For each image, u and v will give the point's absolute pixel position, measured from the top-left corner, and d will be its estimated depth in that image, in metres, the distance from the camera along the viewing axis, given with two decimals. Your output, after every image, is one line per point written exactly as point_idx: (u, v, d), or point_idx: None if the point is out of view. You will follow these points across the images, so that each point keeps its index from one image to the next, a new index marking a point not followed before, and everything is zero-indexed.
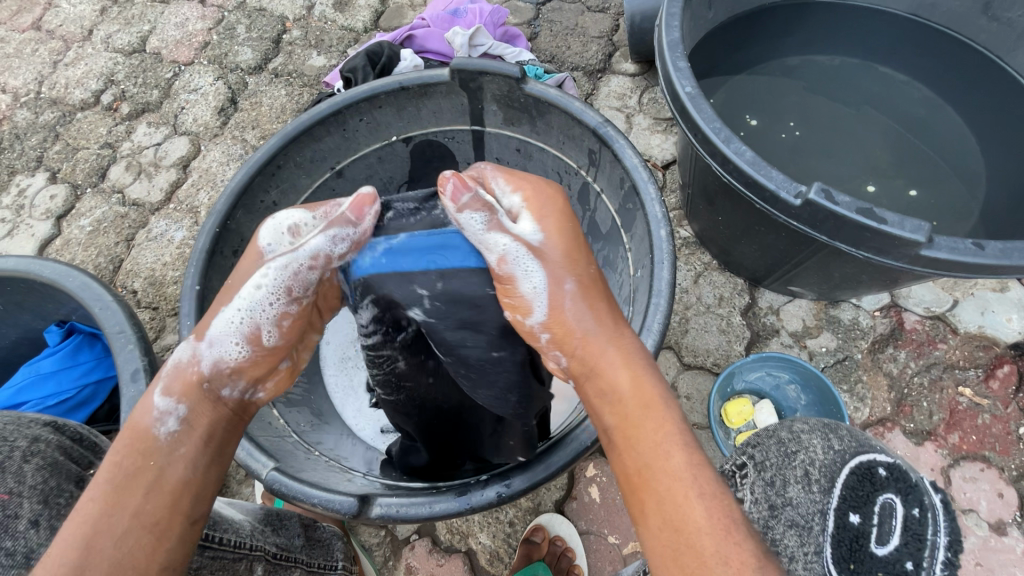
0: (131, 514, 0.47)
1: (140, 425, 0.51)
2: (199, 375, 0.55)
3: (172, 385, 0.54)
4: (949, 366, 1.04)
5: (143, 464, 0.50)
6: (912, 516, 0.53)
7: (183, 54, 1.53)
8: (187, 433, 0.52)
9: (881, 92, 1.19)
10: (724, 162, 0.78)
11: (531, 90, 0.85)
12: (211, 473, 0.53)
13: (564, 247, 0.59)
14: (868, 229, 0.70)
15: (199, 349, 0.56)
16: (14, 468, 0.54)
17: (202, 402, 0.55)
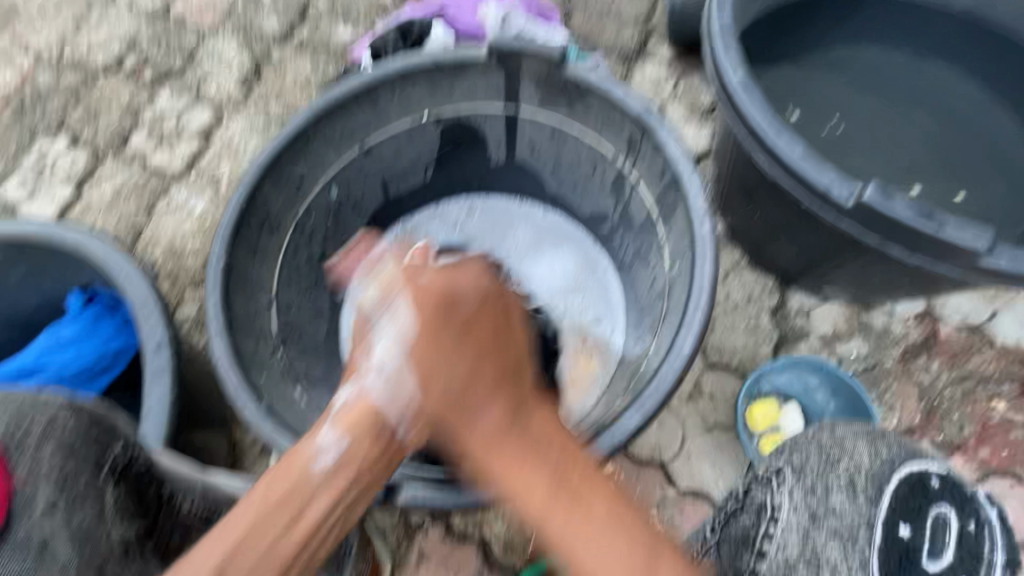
0: (268, 547, 0.53)
1: (304, 457, 0.57)
2: (367, 410, 0.60)
3: (342, 419, 0.60)
4: (983, 379, 1.01)
5: (295, 493, 0.55)
6: (967, 530, 0.54)
7: (207, 20, 1.50)
8: (338, 473, 0.57)
9: (933, 89, 1.13)
10: (771, 156, 0.74)
11: (574, 72, 0.84)
12: (341, 512, 0.57)
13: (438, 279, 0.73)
14: (924, 235, 0.67)
15: (366, 386, 0.62)
16: (31, 451, 0.59)
17: (372, 439, 0.59)
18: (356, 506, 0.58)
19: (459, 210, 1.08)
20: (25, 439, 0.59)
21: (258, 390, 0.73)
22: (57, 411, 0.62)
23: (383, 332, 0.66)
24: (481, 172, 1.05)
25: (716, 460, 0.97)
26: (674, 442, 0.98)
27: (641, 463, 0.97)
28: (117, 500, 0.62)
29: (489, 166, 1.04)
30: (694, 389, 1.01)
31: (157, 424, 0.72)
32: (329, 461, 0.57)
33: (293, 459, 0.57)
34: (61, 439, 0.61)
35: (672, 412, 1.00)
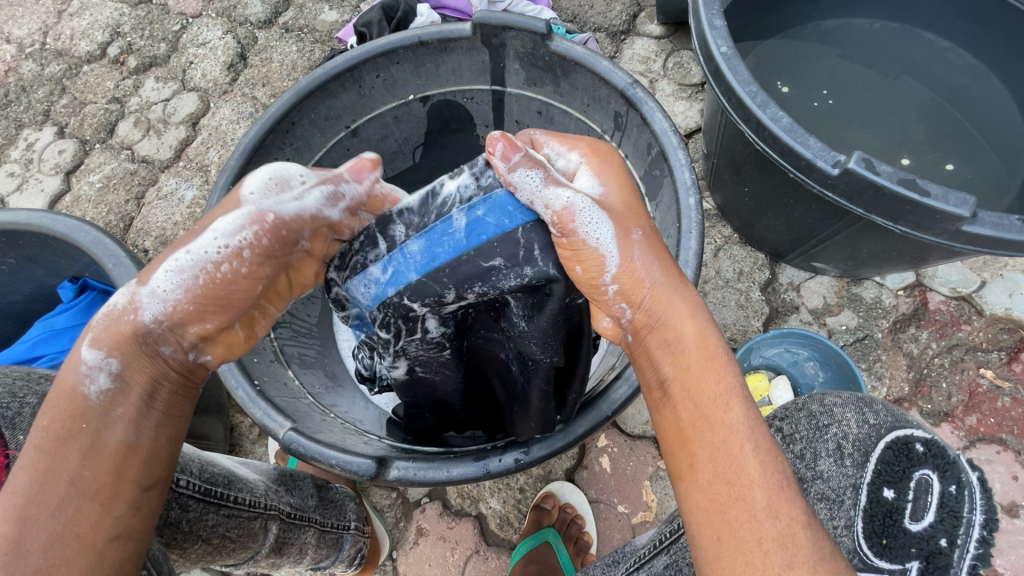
0: (70, 483, 0.47)
1: (70, 387, 0.50)
2: (138, 329, 0.51)
3: (103, 336, 0.51)
4: (971, 348, 1.02)
5: (75, 428, 0.49)
6: (948, 493, 0.51)
7: (191, 6, 1.48)
8: (121, 396, 0.50)
9: (921, 60, 1.13)
10: (758, 128, 0.74)
11: (557, 48, 0.82)
12: (148, 435, 0.51)
13: (626, 201, 0.57)
14: (908, 201, 0.67)
15: (138, 299, 0.52)
16: (24, 424, 0.54)
17: (149, 357, 0.52)
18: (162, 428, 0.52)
19: None
20: (14, 414, 0.54)
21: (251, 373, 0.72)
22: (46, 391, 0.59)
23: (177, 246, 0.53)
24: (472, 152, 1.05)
25: None
26: None
27: (634, 438, 0.98)
28: None
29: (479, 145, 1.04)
30: None
31: None
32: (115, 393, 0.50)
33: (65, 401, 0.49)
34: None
35: None
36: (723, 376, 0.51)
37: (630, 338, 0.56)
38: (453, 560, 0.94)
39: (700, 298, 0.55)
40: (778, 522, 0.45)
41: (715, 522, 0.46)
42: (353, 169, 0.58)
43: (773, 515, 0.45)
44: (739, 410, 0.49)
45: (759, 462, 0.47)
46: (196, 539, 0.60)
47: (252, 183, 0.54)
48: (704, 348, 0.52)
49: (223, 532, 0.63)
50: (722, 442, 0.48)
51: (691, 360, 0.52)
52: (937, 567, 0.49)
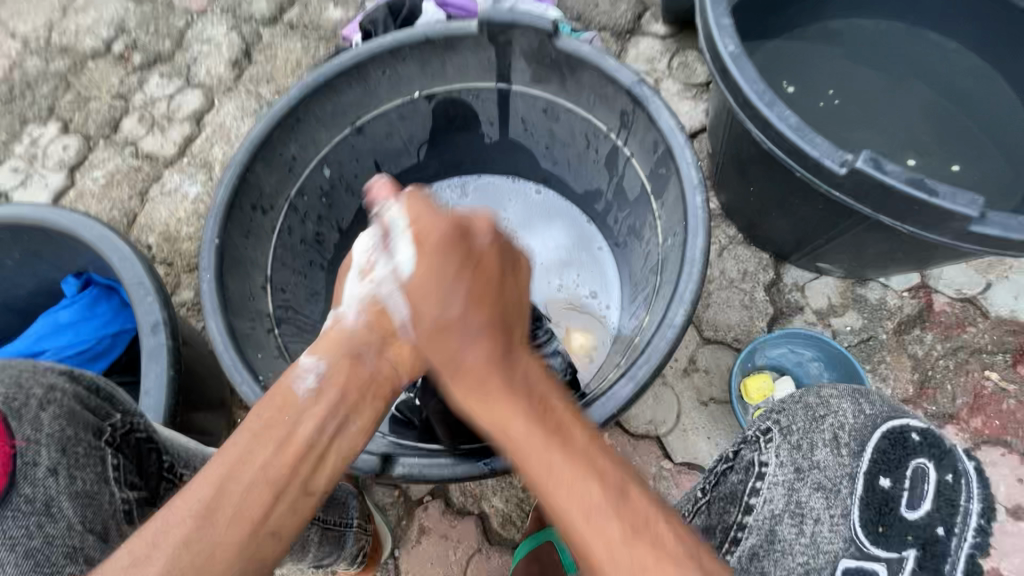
0: (259, 468, 0.51)
1: (286, 382, 0.57)
2: (347, 333, 0.63)
3: (319, 347, 0.62)
4: (976, 350, 1.01)
5: (279, 419, 0.55)
6: (946, 482, 0.51)
7: (195, 3, 1.48)
8: (321, 393, 0.57)
9: (929, 61, 1.12)
10: (765, 127, 0.74)
11: (564, 46, 0.82)
12: (331, 435, 0.56)
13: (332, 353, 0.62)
14: (916, 202, 0.67)
15: (341, 313, 0.66)
16: (31, 414, 0.47)
17: (351, 359, 0.61)
18: (348, 433, 0.58)
19: (452, 190, 1.10)
20: (22, 403, 0.48)
21: (255, 370, 0.73)
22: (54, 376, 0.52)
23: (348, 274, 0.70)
24: (477, 150, 1.05)
25: (711, 434, 0.98)
26: (669, 417, 0.99)
27: (637, 437, 0.98)
28: (118, 467, 0.53)
29: (484, 143, 1.04)
30: (689, 364, 1.02)
31: (157, 400, 0.74)
32: (405, 261, 0.65)
33: (416, 213, 0.67)
34: (61, 404, 0.50)
35: (668, 387, 1.01)
36: (512, 407, 0.52)
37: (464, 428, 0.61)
38: (454, 559, 0.94)
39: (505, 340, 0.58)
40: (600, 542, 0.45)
41: None
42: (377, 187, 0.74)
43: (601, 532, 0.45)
44: (527, 423, 0.51)
45: None
46: None
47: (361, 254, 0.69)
48: (493, 366, 0.56)
49: None
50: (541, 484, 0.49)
51: (535, 382, 0.55)
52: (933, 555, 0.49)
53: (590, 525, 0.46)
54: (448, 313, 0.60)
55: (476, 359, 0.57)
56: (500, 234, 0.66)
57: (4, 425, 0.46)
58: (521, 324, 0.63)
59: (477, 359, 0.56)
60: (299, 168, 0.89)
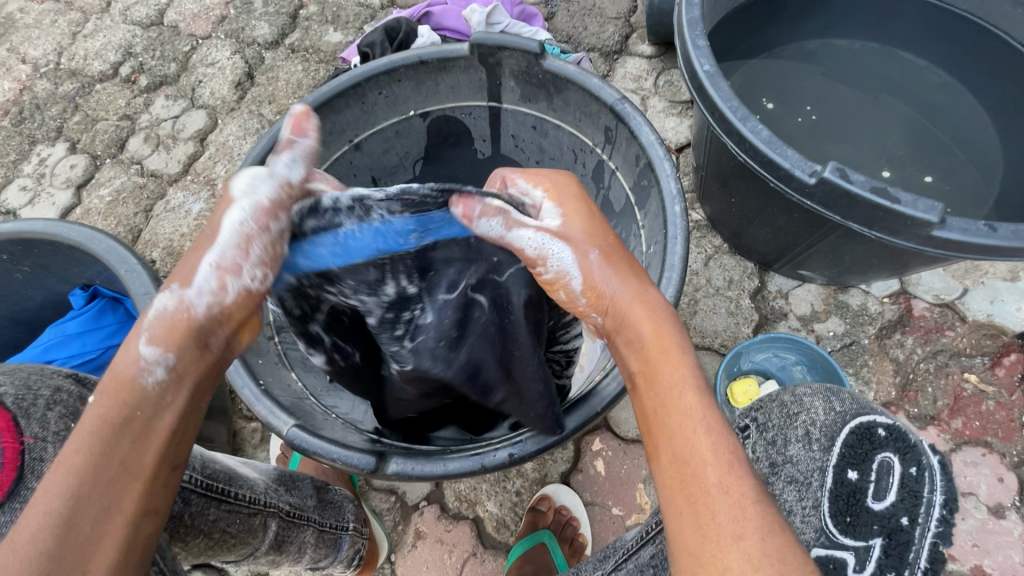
0: (122, 464, 0.47)
1: (129, 375, 0.50)
2: (191, 322, 0.53)
3: (157, 333, 0.52)
4: (955, 353, 1.05)
5: (131, 415, 0.49)
6: (909, 475, 0.56)
7: (200, 28, 1.54)
8: (177, 381, 0.52)
9: (901, 78, 1.18)
10: (739, 140, 0.79)
11: (550, 66, 0.87)
12: (193, 419, 0.53)
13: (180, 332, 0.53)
14: (880, 208, 0.71)
15: (185, 296, 0.53)
16: (39, 414, 0.56)
17: (199, 347, 0.54)
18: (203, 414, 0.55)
19: None
20: (29, 404, 0.56)
21: (256, 373, 0.74)
22: (59, 381, 0.61)
23: (208, 249, 0.55)
24: (470, 165, 1.10)
25: None
26: None
27: (628, 441, 1.01)
28: None
29: (477, 159, 1.09)
30: None
31: None
32: (554, 215, 0.63)
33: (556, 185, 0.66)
34: (65, 405, 0.59)
35: None
36: (679, 365, 0.53)
37: (605, 337, 0.61)
38: (450, 563, 0.96)
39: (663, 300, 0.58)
40: (728, 498, 0.46)
41: (689, 537, 0.46)
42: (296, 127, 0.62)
43: (723, 490, 0.46)
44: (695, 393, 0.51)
45: (710, 443, 0.48)
46: (198, 533, 0.62)
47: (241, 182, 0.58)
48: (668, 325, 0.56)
49: (224, 528, 0.65)
50: (679, 425, 0.50)
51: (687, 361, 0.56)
52: (900, 543, 0.54)
53: (726, 476, 0.46)
54: (607, 276, 0.59)
55: (635, 307, 0.57)
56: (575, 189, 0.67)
57: (15, 424, 0.54)
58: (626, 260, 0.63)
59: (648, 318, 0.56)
60: None
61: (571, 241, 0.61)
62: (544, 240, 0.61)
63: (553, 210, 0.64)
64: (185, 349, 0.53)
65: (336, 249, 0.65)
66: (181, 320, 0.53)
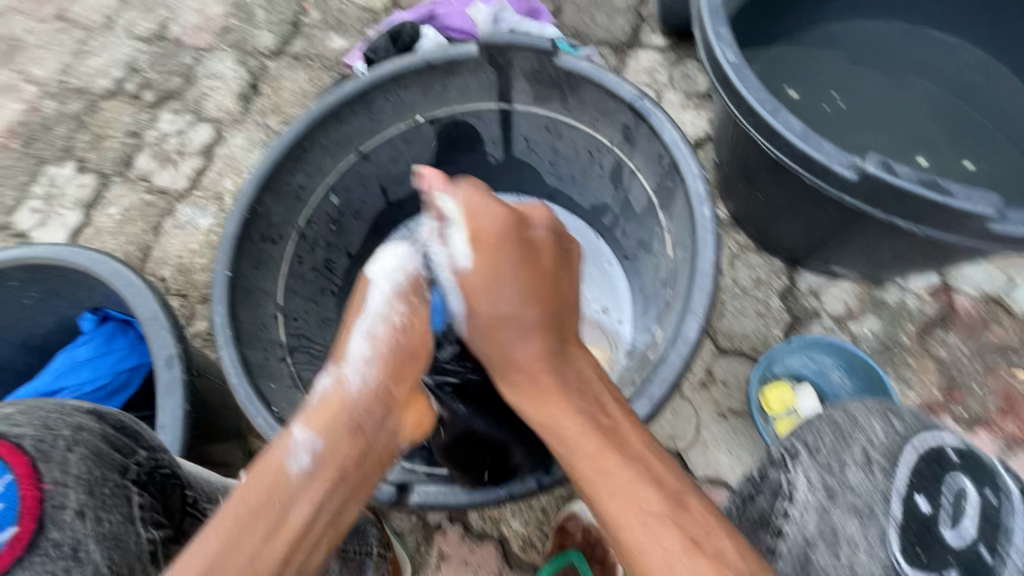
0: (247, 563, 0.44)
1: (277, 460, 0.49)
2: (344, 403, 0.54)
3: (313, 416, 0.53)
4: (1003, 350, 0.98)
5: (269, 501, 0.47)
6: (987, 500, 0.49)
7: (203, 40, 1.52)
8: (317, 473, 0.49)
9: (933, 59, 1.11)
10: (770, 135, 0.74)
11: (563, 64, 0.82)
12: (328, 515, 0.50)
13: (328, 421, 0.52)
14: (930, 202, 0.66)
15: (344, 374, 0.56)
16: (58, 457, 0.46)
17: (351, 435, 0.53)
18: (344, 512, 0.52)
19: None
20: (49, 445, 0.47)
21: (268, 400, 0.73)
22: (81, 418, 0.52)
23: (356, 323, 0.61)
24: (482, 171, 1.06)
25: (733, 447, 0.96)
26: (689, 430, 0.97)
27: None
28: (145, 506, 0.51)
29: (488, 163, 1.05)
30: (706, 376, 1.00)
31: (172, 435, 0.74)
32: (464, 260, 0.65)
33: (473, 209, 0.66)
34: (88, 445, 0.49)
35: (686, 401, 0.99)
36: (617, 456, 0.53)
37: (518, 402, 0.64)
38: None
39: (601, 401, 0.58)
40: None
41: None
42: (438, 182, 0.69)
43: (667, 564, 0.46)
44: (579, 410, 0.57)
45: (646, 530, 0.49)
46: None
47: (377, 264, 0.65)
48: (544, 361, 0.60)
49: None
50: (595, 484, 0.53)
51: (585, 377, 0.61)
52: None
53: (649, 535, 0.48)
54: (501, 294, 0.63)
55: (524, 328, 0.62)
56: (554, 228, 0.70)
57: (32, 467, 0.45)
58: (571, 314, 0.66)
59: (529, 357, 0.60)
60: (307, 197, 0.90)
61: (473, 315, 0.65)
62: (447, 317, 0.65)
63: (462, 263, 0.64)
64: (334, 436, 0.52)
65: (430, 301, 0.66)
66: (347, 396, 0.55)
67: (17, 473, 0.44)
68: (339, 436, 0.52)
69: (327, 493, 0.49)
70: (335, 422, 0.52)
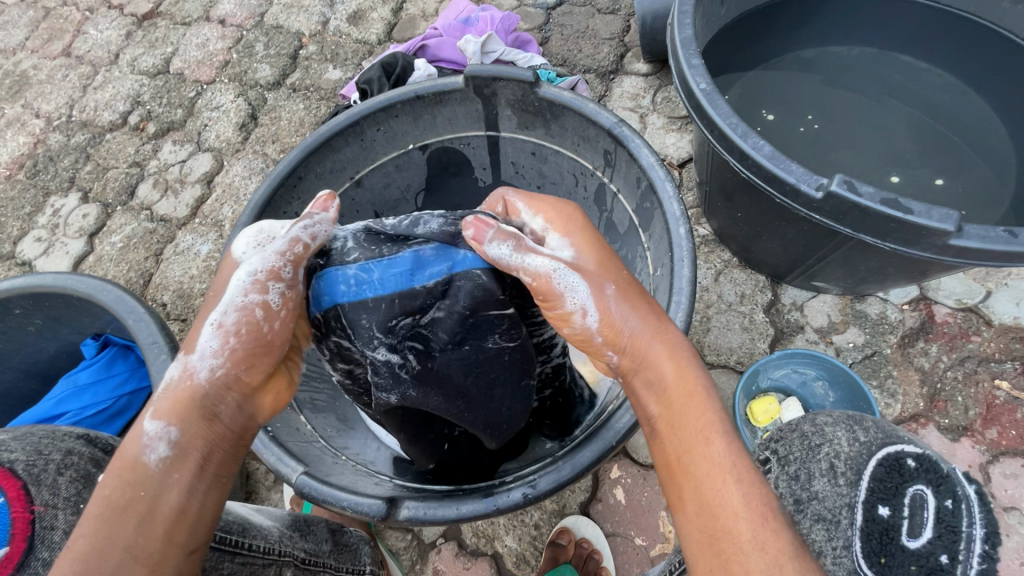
0: (124, 551, 0.46)
1: (130, 456, 0.49)
2: (195, 391, 0.53)
3: (161, 407, 0.52)
4: (983, 359, 1.01)
5: (132, 495, 0.48)
6: (944, 508, 0.51)
7: (205, 74, 1.58)
8: (178, 460, 0.50)
9: (902, 81, 1.16)
10: (742, 157, 0.77)
11: (544, 94, 0.87)
12: (204, 494, 0.51)
13: (181, 411, 0.52)
14: (893, 219, 0.69)
15: (192, 364, 0.53)
16: (49, 480, 0.54)
17: (206, 420, 0.52)
18: (220, 491, 0.52)
19: None
20: (40, 471, 0.54)
21: None
22: (71, 443, 0.60)
23: (207, 309, 0.56)
24: (472, 194, 1.10)
25: None
26: None
27: (648, 467, 0.98)
28: None
29: (478, 187, 1.08)
30: None
31: None
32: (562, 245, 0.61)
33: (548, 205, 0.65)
34: (76, 470, 0.57)
35: None
36: (702, 408, 0.52)
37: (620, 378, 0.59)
38: None
39: (683, 338, 0.57)
40: (765, 553, 0.45)
41: (705, 555, 0.46)
42: (318, 203, 0.66)
43: (759, 546, 0.45)
44: (723, 441, 0.50)
45: (741, 494, 0.47)
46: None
47: (240, 244, 0.62)
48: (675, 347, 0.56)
49: None
50: (705, 473, 0.48)
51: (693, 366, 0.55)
52: None
53: (759, 518, 0.46)
54: (625, 312, 0.57)
55: (655, 346, 0.56)
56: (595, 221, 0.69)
57: (24, 491, 0.51)
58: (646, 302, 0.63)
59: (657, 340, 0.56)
60: None
61: (586, 274, 0.58)
62: (559, 270, 0.58)
63: (560, 240, 0.61)
64: (188, 425, 0.51)
65: (384, 280, 0.61)
66: (198, 385, 0.53)
67: (10, 496, 0.50)
68: (196, 425, 0.52)
69: (191, 477, 0.50)
70: (188, 413, 0.52)
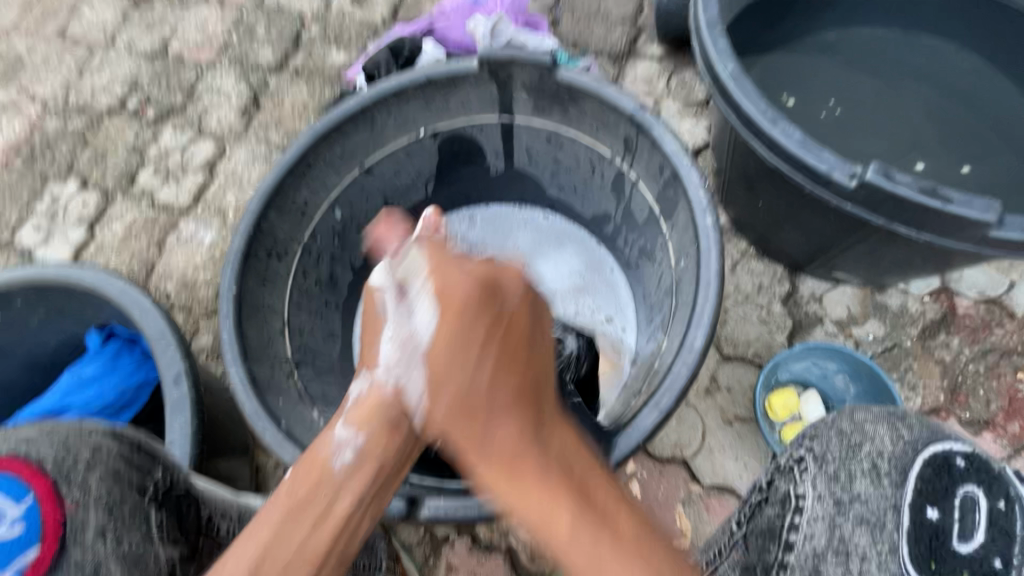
0: (298, 549, 0.49)
1: (322, 458, 0.53)
2: (382, 400, 0.59)
3: (355, 415, 0.58)
4: (1005, 352, 0.99)
5: (316, 494, 0.52)
6: (997, 509, 0.52)
7: (205, 56, 1.54)
8: (359, 468, 0.54)
9: (928, 64, 1.12)
10: (770, 145, 0.74)
11: (563, 78, 0.84)
12: (368, 511, 0.53)
13: (370, 419, 0.57)
14: (931, 210, 0.67)
15: (378, 377, 0.61)
16: (78, 477, 0.49)
17: (390, 431, 0.57)
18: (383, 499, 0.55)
19: (460, 222, 1.10)
20: (69, 467, 0.49)
21: (276, 414, 0.73)
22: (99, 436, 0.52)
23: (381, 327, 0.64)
24: (484, 182, 1.07)
25: (739, 454, 0.96)
26: (695, 438, 0.97)
27: (664, 461, 0.97)
28: (163, 524, 0.52)
29: (490, 174, 1.05)
30: (711, 384, 1.00)
31: (183, 453, 0.74)
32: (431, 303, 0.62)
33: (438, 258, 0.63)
34: (106, 464, 0.50)
35: (691, 408, 0.99)
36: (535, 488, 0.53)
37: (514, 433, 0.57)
38: None
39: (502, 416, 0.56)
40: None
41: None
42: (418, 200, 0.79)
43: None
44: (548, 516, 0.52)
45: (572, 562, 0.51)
46: None
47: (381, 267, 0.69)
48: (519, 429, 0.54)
49: None
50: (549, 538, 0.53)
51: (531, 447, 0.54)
52: None
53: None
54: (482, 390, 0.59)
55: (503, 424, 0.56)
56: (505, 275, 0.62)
57: (54, 489, 0.48)
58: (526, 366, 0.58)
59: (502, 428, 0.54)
60: (311, 212, 0.91)
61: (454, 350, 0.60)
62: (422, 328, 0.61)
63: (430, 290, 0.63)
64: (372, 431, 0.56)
65: None
66: (390, 395, 0.59)
67: (40, 496, 0.47)
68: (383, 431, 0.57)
69: (366, 484, 0.53)
70: (377, 419, 0.57)
